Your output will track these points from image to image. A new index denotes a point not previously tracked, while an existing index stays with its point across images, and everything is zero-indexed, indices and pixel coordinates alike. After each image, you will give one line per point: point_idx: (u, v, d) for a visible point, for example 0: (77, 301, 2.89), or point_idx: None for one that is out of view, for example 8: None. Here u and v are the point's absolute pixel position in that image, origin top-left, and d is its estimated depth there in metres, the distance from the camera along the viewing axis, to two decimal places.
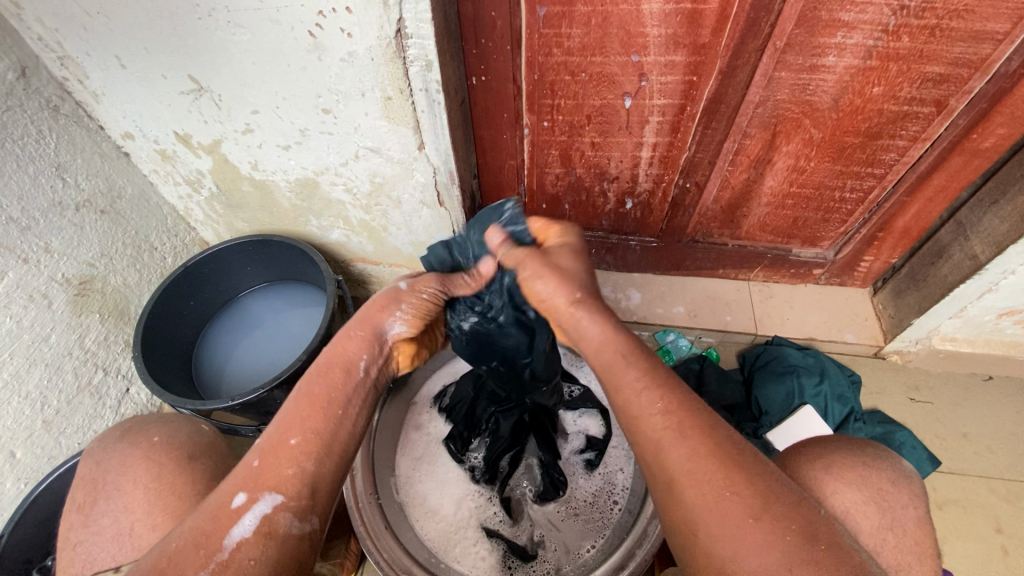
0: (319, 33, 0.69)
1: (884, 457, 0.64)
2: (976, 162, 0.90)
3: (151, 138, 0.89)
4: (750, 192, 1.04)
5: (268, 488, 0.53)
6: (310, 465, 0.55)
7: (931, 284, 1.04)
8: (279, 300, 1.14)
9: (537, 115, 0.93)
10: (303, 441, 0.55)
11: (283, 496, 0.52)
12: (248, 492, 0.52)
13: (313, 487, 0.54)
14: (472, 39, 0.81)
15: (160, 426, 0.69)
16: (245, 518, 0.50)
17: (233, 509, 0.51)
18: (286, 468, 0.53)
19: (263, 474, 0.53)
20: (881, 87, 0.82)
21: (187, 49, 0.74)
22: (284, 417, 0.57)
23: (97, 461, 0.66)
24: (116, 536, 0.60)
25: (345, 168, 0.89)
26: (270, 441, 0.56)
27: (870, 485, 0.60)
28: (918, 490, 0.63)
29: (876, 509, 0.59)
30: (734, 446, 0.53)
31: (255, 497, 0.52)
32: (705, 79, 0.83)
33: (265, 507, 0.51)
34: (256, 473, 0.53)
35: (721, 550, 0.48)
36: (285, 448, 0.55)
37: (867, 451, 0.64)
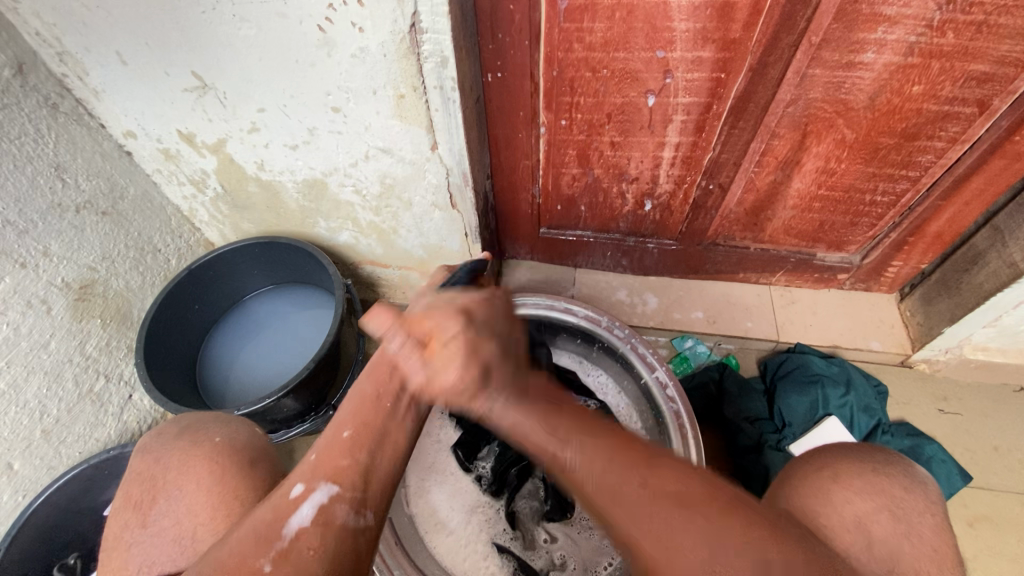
0: (328, 28, 0.65)
1: (895, 462, 0.59)
2: (1017, 165, 0.86)
3: (153, 136, 0.86)
4: (776, 195, 0.99)
5: (325, 478, 0.50)
6: (364, 456, 0.51)
7: (965, 291, 0.99)
8: (286, 304, 1.10)
9: (555, 112, 0.89)
10: (357, 432, 0.52)
11: (339, 486, 0.49)
12: (305, 482, 0.49)
13: (367, 478, 0.50)
14: (488, 34, 0.77)
15: (221, 425, 0.64)
16: (302, 509, 0.47)
17: (291, 500, 0.48)
18: (341, 458, 0.50)
19: (320, 464, 0.50)
20: (921, 85, 0.77)
21: (190, 44, 0.70)
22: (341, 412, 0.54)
23: (152, 457, 0.62)
24: (177, 541, 0.57)
25: (355, 169, 0.86)
26: (326, 433, 0.53)
27: (883, 493, 0.56)
28: (936, 495, 0.58)
29: (889, 517, 0.54)
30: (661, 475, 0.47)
31: (312, 486, 0.49)
32: (734, 76, 0.79)
33: (322, 497, 0.48)
34: (312, 464, 0.51)
35: None
36: (340, 439, 0.52)
37: (875, 455, 0.60)
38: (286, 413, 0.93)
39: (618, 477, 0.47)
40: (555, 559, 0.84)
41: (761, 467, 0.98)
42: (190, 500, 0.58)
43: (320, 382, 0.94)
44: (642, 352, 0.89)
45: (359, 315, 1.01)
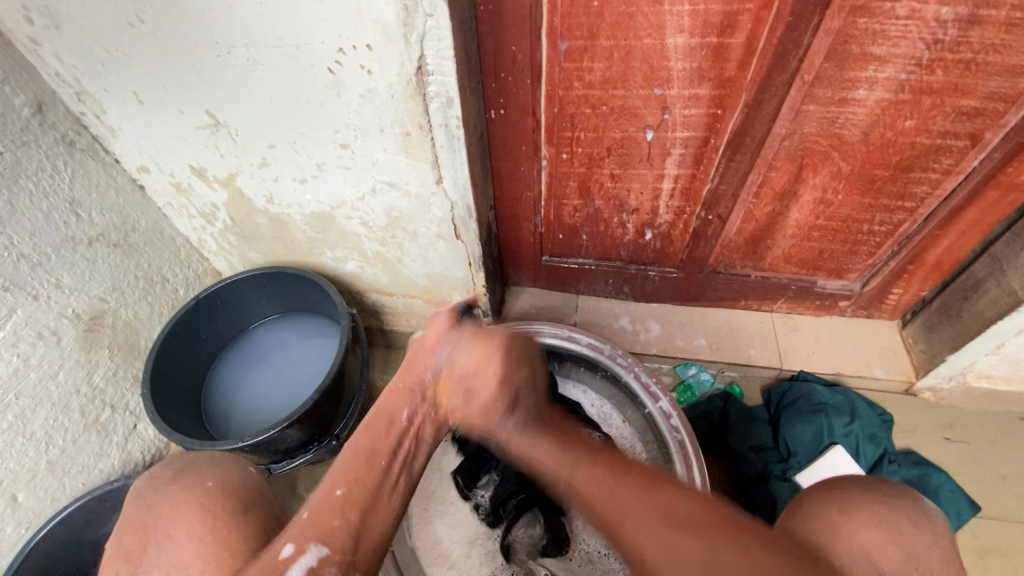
0: (338, 70, 0.68)
1: (898, 498, 0.58)
2: (1011, 196, 0.87)
3: (166, 171, 0.89)
4: (775, 225, 1.01)
5: (315, 539, 0.51)
6: (355, 516, 0.53)
7: (966, 319, 1.00)
8: (291, 333, 1.11)
9: (556, 147, 0.92)
10: (348, 491, 0.54)
11: (328, 549, 0.50)
12: (295, 543, 0.51)
13: (357, 539, 0.53)
14: (491, 73, 0.79)
15: (211, 470, 0.65)
16: (292, 569, 0.49)
17: (281, 561, 0.50)
18: (332, 517, 0.52)
19: (310, 524, 0.52)
20: (913, 120, 0.79)
21: (205, 85, 0.73)
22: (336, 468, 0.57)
23: (140, 505, 0.62)
24: None
25: (361, 202, 0.88)
26: (319, 492, 0.55)
27: (890, 525, 0.55)
28: (943, 527, 0.57)
29: (899, 550, 0.54)
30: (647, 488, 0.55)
31: (301, 548, 0.50)
32: (730, 112, 0.81)
33: (310, 559, 0.49)
34: (304, 523, 0.52)
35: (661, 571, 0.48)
36: (332, 499, 0.54)
37: (881, 488, 0.59)
38: (291, 443, 0.93)
39: (633, 499, 0.52)
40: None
41: (767, 498, 0.97)
42: (192, 535, 0.57)
43: (324, 412, 0.95)
44: (646, 382, 0.89)
45: (363, 346, 1.02)
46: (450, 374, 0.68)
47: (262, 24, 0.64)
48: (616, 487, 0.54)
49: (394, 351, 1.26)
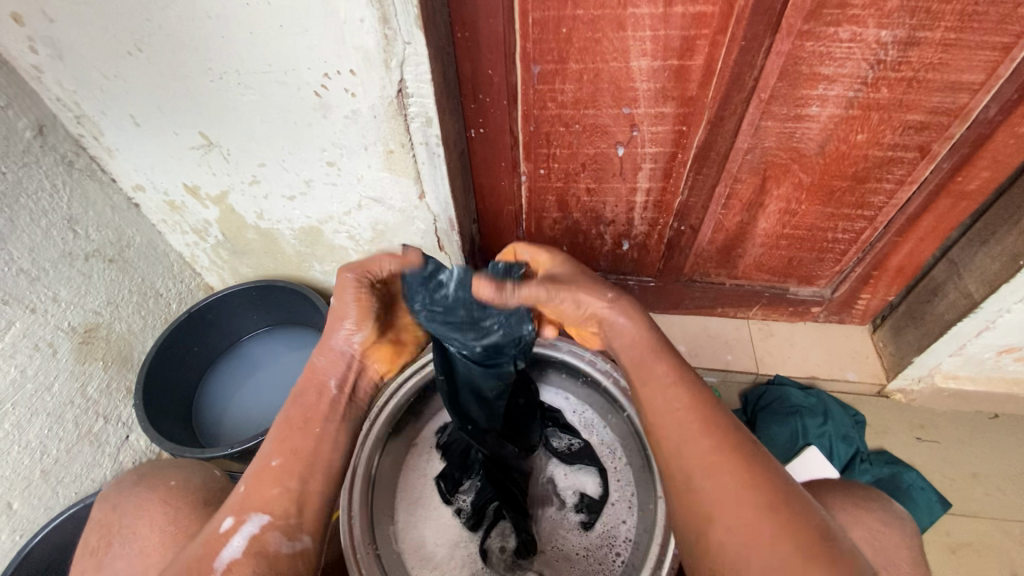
0: (323, 93, 0.72)
1: (876, 497, 0.66)
2: (963, 204, 0.92)
3: (160, 190, 0.93)
4: (744, 234, 1.06)
5: (256, 510, 0.58)
6: (294, 484, 0.60)
7: (930, 321, 1.04)
8: (281, 344, 1.14)
9: (533, 163, 0.97)
10: (284, 463, 0.61)
11: (268, 516, 0.58)
12: (234, 515, 0.58)
13: (300, 505, 0.59)
14: (470, 95, 0.85)
15: (178, 471, 0.69)
16: (234, 536, 0.56)
17: (222, 532, 0.57)
18: (271, 490, 0.59)
19: (249, 498, 0.59)
20: (864, 134, 0.85)
21: (199, 108, 0.78)
22: (268, 443, 0.63)
23: (113, 504, 0.65)
24: None
25: (348, 217, 0.92)
26: (257, 465, 0.61)
27: (863, 525, 0.62)
28: (910, 531, 0.64)
29: (871, 547, 0.60)
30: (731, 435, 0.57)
31: (242, 519, 0.58)
32: (695, 129, 0.86)
33: (253, 526, 0.57)
34: (242, 500, 0.59)
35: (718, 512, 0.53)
36: (269, 469, 0.60)
37: (859, 494, 0.66)
38: None
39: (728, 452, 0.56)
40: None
41: None
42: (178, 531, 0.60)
43: None
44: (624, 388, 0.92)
45: None
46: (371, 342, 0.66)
47: (253, 51, 0.69)
48: (722, 476, 0.54)
49: None
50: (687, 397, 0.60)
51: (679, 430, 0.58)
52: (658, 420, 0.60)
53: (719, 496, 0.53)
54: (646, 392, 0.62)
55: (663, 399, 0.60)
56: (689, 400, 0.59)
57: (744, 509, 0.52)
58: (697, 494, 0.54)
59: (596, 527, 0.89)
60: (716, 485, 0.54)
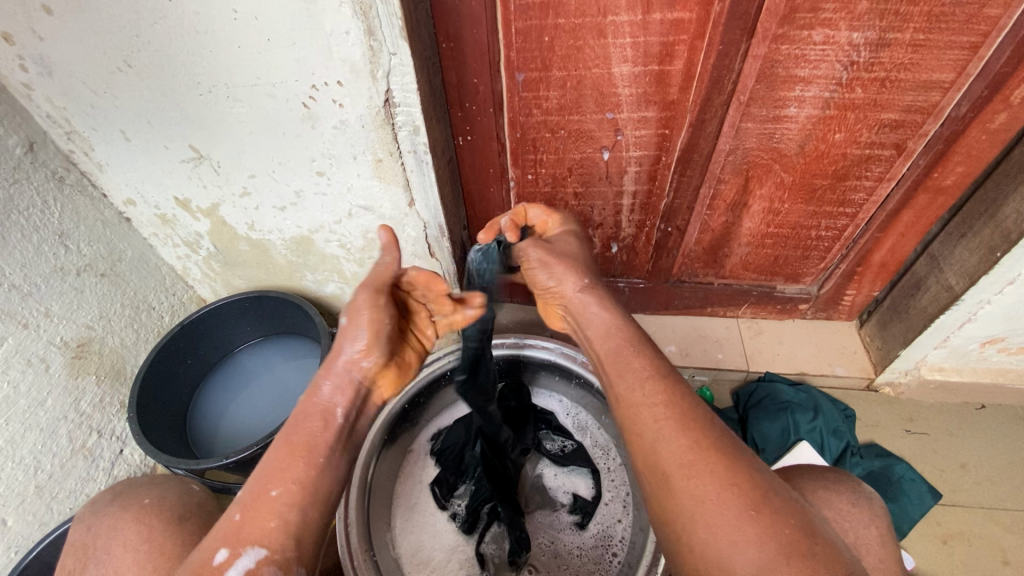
0: (312, 104, 0.74)
1: (842, 479, 0.64)
2: (940, 199, 0.95)
3: (152, 204, 0.94)
4: (730, 234, 1.08)
5: (253, 542, 0.53)
6: (293, 514, 0.55)
7: (913, 315, 1.06)
8: (275, 355, 1.15)
9: (521, 168, 0.98)
10: (285, 492, 0.56)
11: (266, 549, 0.52)
12: (230, 547, 0.52)
13: (298, 537, 0.54)
14: (456, 103, 0.86)
15: (152, 488, 0.68)
16: (229, 571, 0.51)
17: (216, 566, 0.51)
18: (268, 520, 0.54)
19: (245, 528, 0.53)
20: (842, 133, 0.87)
21: (190, 123, 0.79)
22: (262, 469, 0.58)
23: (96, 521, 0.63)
24: None
25: (339, 226, 0.93)
26: (252, 493, 0.56)
27: (828, 506, 0.60)
28: (879, 509, 0.63)
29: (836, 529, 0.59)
30: (703, 425, 0.55)
31: (238, 552, 0.52)
32: (677, 132, 0.88)
33: (249, 561, 0.51)
34: (235, 528, 0.53)
35: (697, 509, 0.50)
36: (266, 499, 0.55)
37: (825, 475, 0.65)
38: None
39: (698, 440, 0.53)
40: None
41: None
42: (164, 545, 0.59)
43: None
44: None
45: None
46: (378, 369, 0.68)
47: (241, 65, 0.70)
48: (701, 470, 0.51)
49: None
50: (666, 391, 0.58)
51: (657, 427, 0.55)
52: (638, 421, 0.57)
53: (700, 497, 0.50)
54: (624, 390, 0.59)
55: (640, 397, 0.58)
56: (669, 396, 0.57)
57: (725, 509, 0.49)
58: (677, 494, 0.51)
59: (591, 527, 0.90)
60: (698, 487, 0.51)
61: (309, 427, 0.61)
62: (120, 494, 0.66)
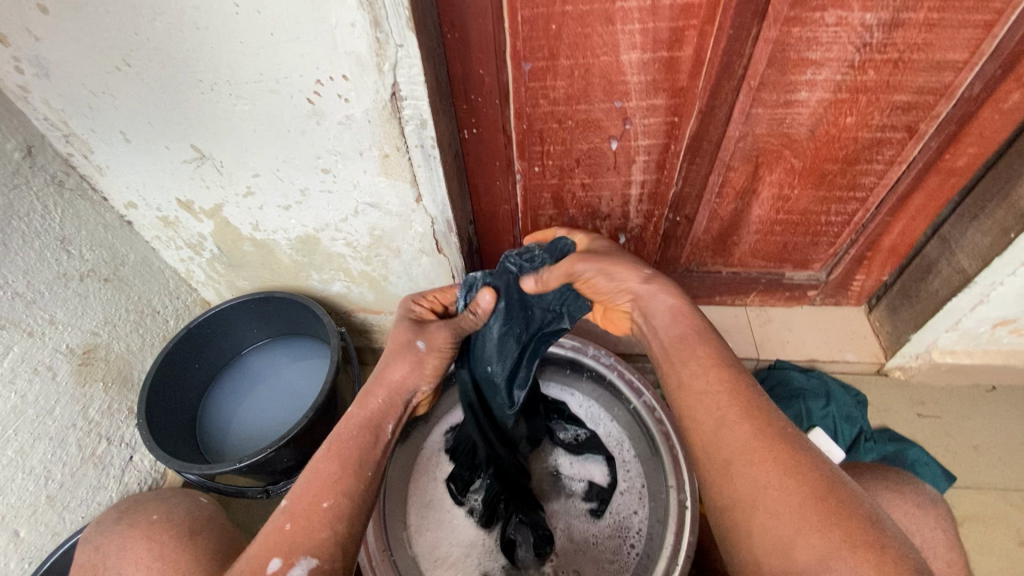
0: (317, 99, 0.72)
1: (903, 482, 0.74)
2: (952, 180, 0.94)
3: (153, 206, 0.92)
4: (739, 221, 1.07)
5: (304, 551, 0.54)
6: (342, 526, 0.56)
7: (924, 299, 1.06)
8: (282, 355, 1.13)
9: (528, 161, 0.97)
10: (335, 504, 0.57)
11: (317, 560, 0.53)
12: (282, 557, 0.53)
13: (346, 549, 0.55)
14: (461, 96, 0.85)
15: (160, 502, 0.70)
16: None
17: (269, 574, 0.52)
18: (319, 531, 0.55)
19: (297, 538, 0.54)
20: (853, 116, 0.86)
21: (190, 121, 0.77)
22: (313, 476, 0.58)
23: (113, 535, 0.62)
24: None
25: (345, 223, 0.92)
26: (303, 501, 0.56)
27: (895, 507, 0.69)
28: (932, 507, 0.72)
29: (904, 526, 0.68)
30: (764, 415, 0.57)
31: (290, 561, 0.53)
32: (686, 119, 0.87)
33: (302, 571, 0.52)
34: (287, 536, 0.54)
35: (758, 496, 0.52)
36: (318, 510, 0.56)
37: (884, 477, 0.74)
38: (286, 462, 0.97)
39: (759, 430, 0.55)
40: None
41: None
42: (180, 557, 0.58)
43: (319, 431, 0.98)
44: (629, 379, 0.94)
45: (354, 364, 1.05)
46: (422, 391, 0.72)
47: (242, 61, 0.68)
48: (761, 458, 0.53)
49: None
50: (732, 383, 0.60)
51: (721, 416, 0.57)
52: (696, 413, 0.59)
53: (762, 481, 0.52)
54: (686, 373, 0.62)
55: (701, 389, 0.60)
56: (733, 388, 0.59)
57: (787, 494, 0.51)
58: (735, 480, 0.53)
59: (607, 516, 0.90)
60: (759, 471, 0.53)
61: (348, 447, 0.61)
62: (124, 513, 0.67)
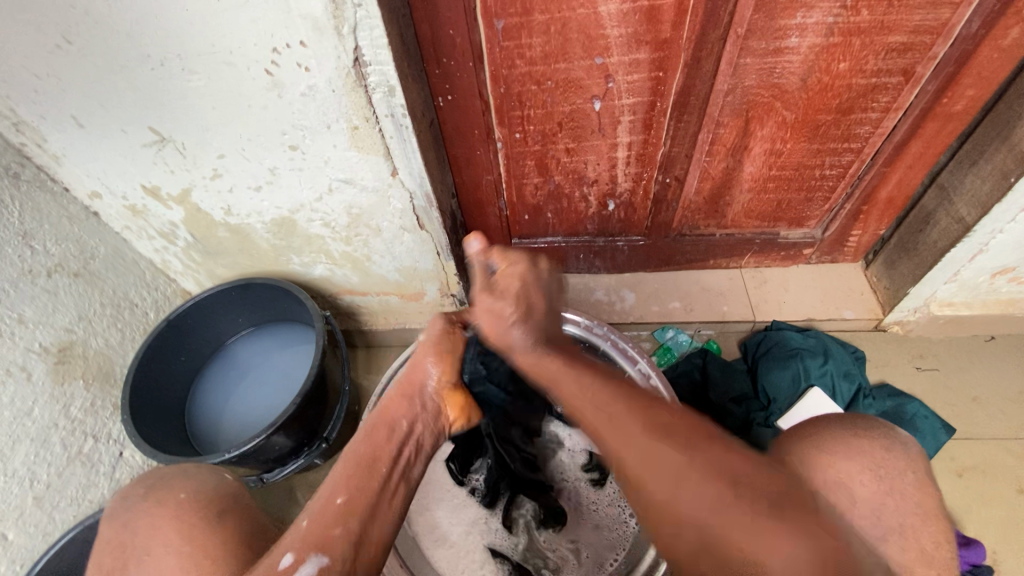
0: (275, 70, 0.68)
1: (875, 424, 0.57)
2: (951, 126, 0.90)
3: (118, 195, 0.88)
4: (730, 180, 1.03)
5: (315, 548, 0.50)
6: (355, 523, 0.53)
7: (923, 251, 1.03)
8: (269, 344, 1.10)
9: (508, 127, 0.92)
10: (348, 500, 0.54)
11: (327, 558, 0.50)
12: (295, 552, 0.50)
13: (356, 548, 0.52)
14: (433, 60, 0.80)
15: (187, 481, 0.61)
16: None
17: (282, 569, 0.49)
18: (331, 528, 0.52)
19: (310, 532, 0.51)
20: (846, 62, 0.81)
21: (145, 101, 0.73)
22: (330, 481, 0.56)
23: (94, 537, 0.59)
24: None
25: (320, 203, 0.88)
26: (319, 500, 0.55)
27: (862, 454, 0.54)
28: None
29: (872, 477, 0.53)
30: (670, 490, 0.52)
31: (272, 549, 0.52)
32: (672, 73, 0.83)
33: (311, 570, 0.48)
34: (304, 533, 0.51)
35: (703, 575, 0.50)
36: (332, 506, 0.53)
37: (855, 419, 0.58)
38: (280, 449, 0.95)
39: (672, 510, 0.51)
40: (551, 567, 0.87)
41: (750, 444, 1.01)
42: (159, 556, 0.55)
43: (309, 417, 0.97)
44: (623, 346, 0.93)
45: (341, 347, 1.03)
46: (448, 388, 0.70)
47: (191, 31, 0.64)
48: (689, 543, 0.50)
49: (377, 351, 1.26)
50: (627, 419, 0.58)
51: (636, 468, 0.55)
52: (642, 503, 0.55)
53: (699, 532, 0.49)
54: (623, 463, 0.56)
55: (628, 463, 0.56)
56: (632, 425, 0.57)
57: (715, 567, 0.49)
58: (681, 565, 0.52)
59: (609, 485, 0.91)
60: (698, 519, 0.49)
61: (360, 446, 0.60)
62: (153, 488, 0.60)
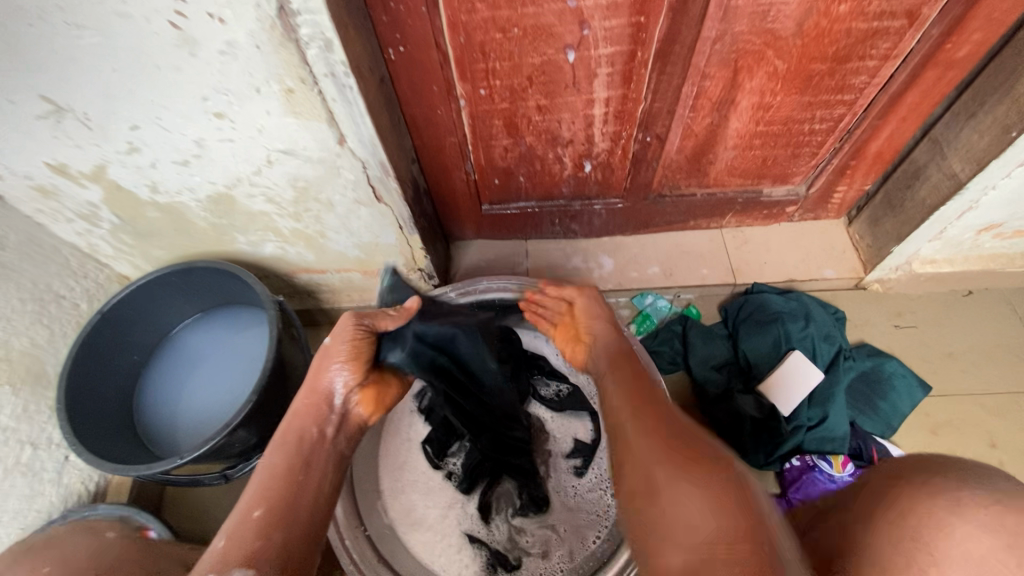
0: (183, 22, 0.56)
1: None
2: (950, 75, 0.83)
3: (20, 174, 0.75)
4: (715, 137, 0.95)
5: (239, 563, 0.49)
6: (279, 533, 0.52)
7: (910, 209, 0.99)
8: (221, 329, 1.01)
9: (471, 82, 0.82)
10: (268, 511, 0.54)
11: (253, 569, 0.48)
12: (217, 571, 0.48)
13: (284, 555, 0.51)
14: (378, 5, 0.68)
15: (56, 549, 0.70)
16: None
17: None
18: (255, 539, 0.51)
19: (233, 547, 0.50)
20: (848, 3, 0.72)
21: (29, 64, 0.60)
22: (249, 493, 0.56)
23: None
24: None
25: (260, 176, 0.77)
26: (235, 516, 0.53)
27: None
28: None
29: None
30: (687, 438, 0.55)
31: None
32: (654, 18, 0.72)
33: None
34: (223, 551, 0.50)
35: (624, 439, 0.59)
36: (251, 521, 0.53)
37: None
38: (242, 444, 0.89)
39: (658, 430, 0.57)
40: (532, 549, 0.86)
41: (730, 413, 0.98)
42: None
43: (269, 408, 0.90)
44: None
45: (299, 331, 0.96)
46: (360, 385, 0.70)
47: None
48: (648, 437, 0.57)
49: None
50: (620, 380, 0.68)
51: (653, 463, 0.53)
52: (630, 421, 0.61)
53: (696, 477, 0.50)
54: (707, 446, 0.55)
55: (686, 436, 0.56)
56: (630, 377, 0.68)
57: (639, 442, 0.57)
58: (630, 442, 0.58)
59: (591, 470, 0.90)
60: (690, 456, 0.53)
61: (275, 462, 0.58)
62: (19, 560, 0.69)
